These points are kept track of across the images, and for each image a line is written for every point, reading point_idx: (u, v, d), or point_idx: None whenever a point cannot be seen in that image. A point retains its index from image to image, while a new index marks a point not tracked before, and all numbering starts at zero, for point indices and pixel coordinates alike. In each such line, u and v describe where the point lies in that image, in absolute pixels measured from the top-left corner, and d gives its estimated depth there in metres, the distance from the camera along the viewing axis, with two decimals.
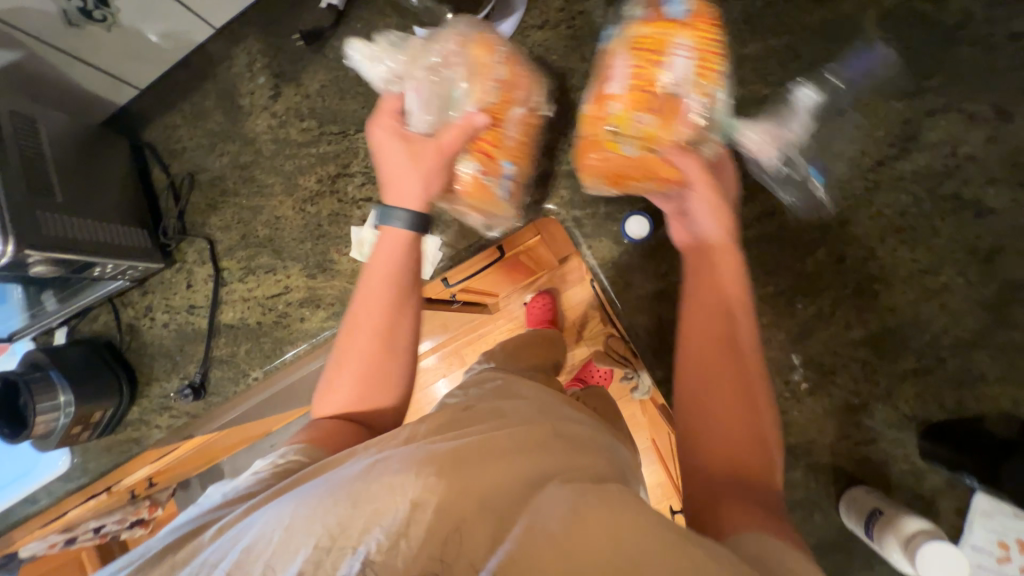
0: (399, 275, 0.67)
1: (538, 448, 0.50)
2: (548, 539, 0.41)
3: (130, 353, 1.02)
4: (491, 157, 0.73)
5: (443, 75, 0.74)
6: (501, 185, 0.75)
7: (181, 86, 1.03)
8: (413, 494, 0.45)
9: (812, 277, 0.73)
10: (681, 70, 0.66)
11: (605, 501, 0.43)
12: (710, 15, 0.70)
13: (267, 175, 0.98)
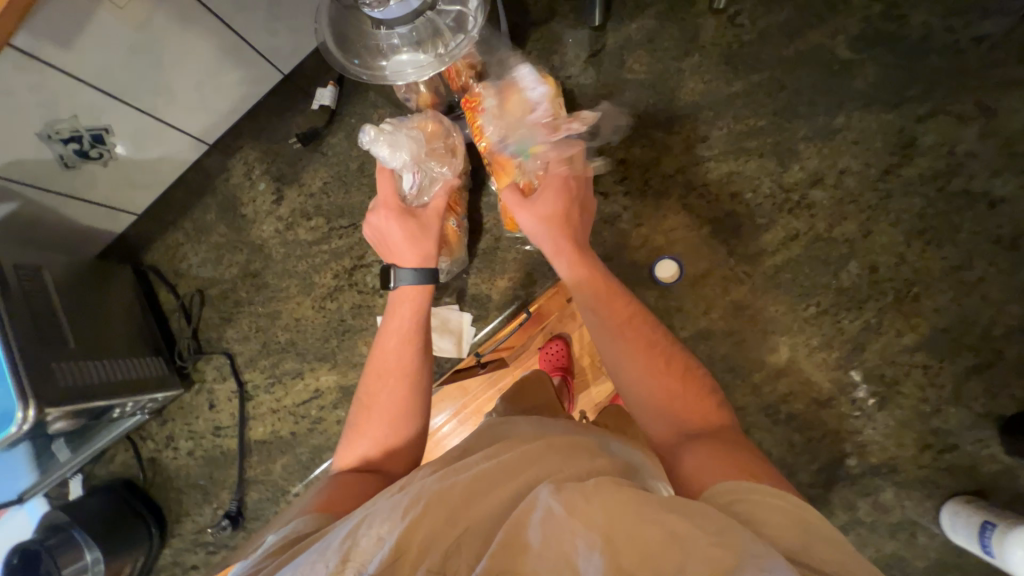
0: (415, 331, 0.67)
1: (533, 455, 0.46)
2: (564, 555, 0.36)
3: (156, 490, 0.95)
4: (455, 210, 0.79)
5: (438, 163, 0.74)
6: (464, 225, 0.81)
7: (180, 205, 1.03)
8: (387, 533, 0.39)
9: (850, 292, 0.73)
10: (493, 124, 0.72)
11: (585, 489, 0.40)
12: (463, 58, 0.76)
13: (280, 278, 0.96)
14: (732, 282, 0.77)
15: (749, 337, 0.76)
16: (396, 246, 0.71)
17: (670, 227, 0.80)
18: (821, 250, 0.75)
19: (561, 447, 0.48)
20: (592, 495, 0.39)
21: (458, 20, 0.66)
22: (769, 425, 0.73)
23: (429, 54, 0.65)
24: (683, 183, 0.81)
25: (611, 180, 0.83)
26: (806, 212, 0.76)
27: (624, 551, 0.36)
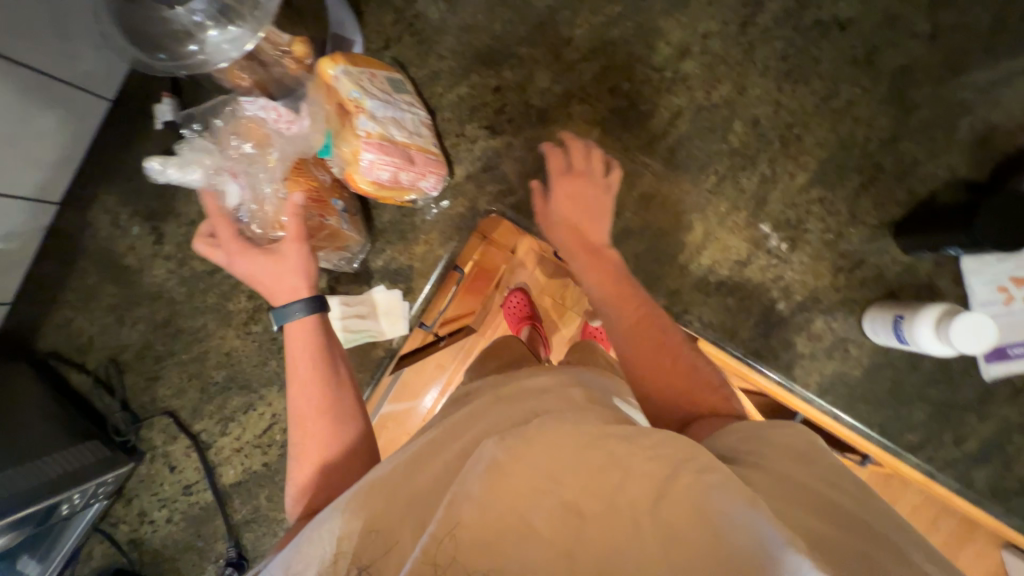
0: (326, 356, 0.56)
1: (511, 416, 0.42)
2: (554, 514, 0.33)
3: (149, 567, 0.91)
4: (323, 204, 0.68)
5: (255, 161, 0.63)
6: (343, 219, 0.71)
7: (53, 278, 0.92)
8: (335, 528, 0.35)
9: (741, 150, 0.76)
10: (333, 95, 0.66)
11: (525, 430, 0.37)
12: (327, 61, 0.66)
13: (193, 319, 0.89)
14: (635, 176, 0.78)
15: (665, 223, 0.77)
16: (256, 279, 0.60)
17: (563, 141, 0.79)
18: (706, 118, 0.76)
19: (507, 397, 0.45)
20: (534, 437, 0.36)
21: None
22: (704, 298, 0.76)
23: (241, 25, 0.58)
24: (562, 93, 0.79)
25: (493, 111, 0.80)
26: (683, 86, 0.77)
27: (614, 496, 0.34)
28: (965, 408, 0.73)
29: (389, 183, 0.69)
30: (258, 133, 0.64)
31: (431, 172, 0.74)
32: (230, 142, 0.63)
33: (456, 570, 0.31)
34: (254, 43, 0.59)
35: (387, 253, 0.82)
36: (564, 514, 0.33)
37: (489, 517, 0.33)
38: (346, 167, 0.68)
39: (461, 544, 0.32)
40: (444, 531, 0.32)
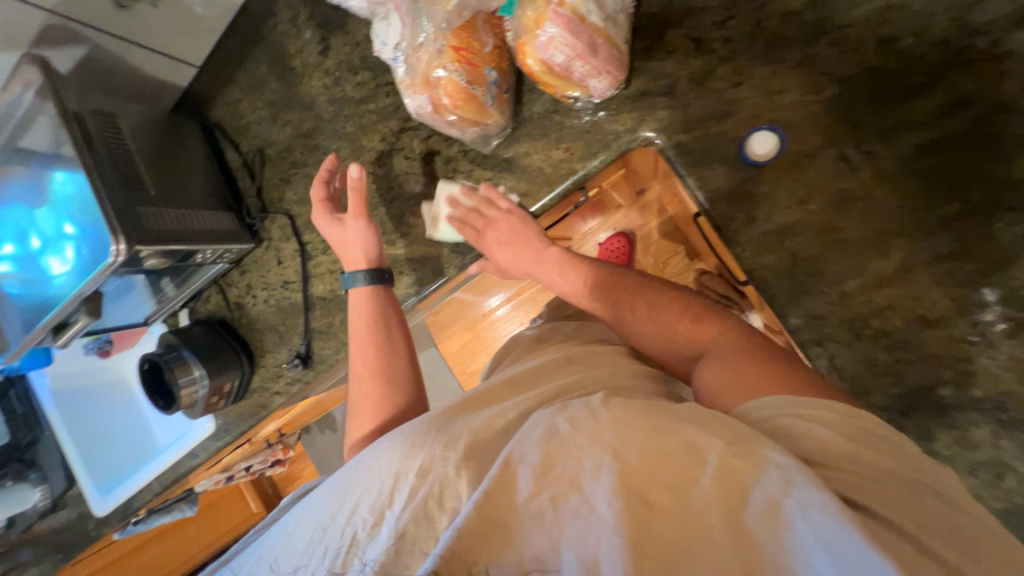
0: (376, 316, 0.73)
1: (547, 389, 0.50)
2: (623, 494, 0.36)
3: (241, 329, 1.09)
4: (475, 69, 0.62)
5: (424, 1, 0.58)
6: (490, 93, 0.64)
7: (234, 55, 0.99)
8: (395, 460, 0.44)
9: (1020, 186, 0.55)
10: None
11: (591, 409, 0.42)
12: None
13: (331, 139, 0.93)
14: (850, 165, 0.61)
15: (853, 236, 0.61)
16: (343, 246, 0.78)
17: (781, 87, 0.62)
18: (999, 124, 0.55)
19: (567, 369, 0.55)
20: (604, 417, 0.41)
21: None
22: (849, 340, 0.63)
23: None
24: (814, 23, 0.59)
25: (712, 21, 0.63)
26: (991, 69, 0.54)
27: (666, 486, 0.37)
28: None
29: (558, 69, 0.60)
30: None
31: (607, 73, 0.62)
32: None
33: (520, 517, 0.38)
34: None
35: (524, 146, 0.75)
36: (638, 508, 0.36)
37: (559, 480, 0.38)
38: (521, 34, 0.60)
39: (520, 497, 0.38)
40: (501, 485, 0.38)
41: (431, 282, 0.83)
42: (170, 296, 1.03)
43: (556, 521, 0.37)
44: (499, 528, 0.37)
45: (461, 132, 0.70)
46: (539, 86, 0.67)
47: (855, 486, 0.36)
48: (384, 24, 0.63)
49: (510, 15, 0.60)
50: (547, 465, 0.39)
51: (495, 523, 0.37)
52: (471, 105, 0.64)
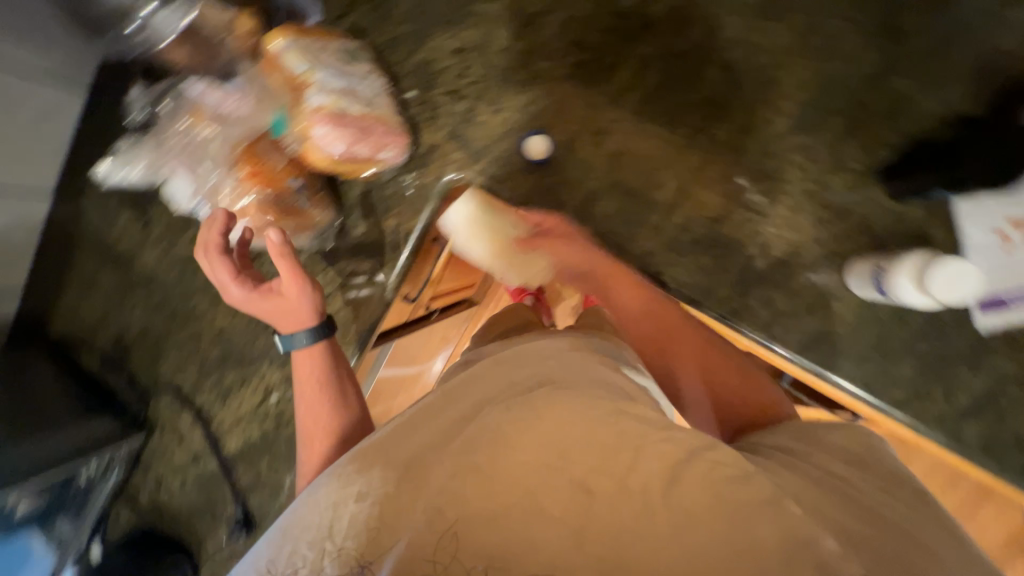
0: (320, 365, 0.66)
1: (508, 377, 0.49)
2: (562, 484, 0.40)
3: (166, 530, 0.98)
4: (278, 184, 0.68)
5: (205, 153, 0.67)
6: (301, 198, 0.71)
7: (56, 267, 0.97)
8: (333, 493, 0.42)
9: (714, 99, 0.71)
10: (283, 71, 0.65)
11: (535, 407, 0.44)
12: (274, 36, 0.66)
13: (186, 300, 0.93)
14: (603, 133, 0.75)
15: (635, 181, 0.74)
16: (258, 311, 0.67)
17: (528, 100, 0.77)
18: (677, 64, 0.72)
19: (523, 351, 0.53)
20: (545, 412, 0.43)
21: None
22: (677, 259, 0.74)
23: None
24: (523, 50, 0.76)
25: (456, 75, 0.78)
26: (650, 33, 0.72)
27: (606, 470, 0.40)
28: (959, 363, 0.69)
29: (345, 157, 0.68)
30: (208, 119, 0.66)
31: (391, 143, 0.72)
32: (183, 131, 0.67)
33: (466, 534, 0.38)
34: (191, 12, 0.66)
35: (362, 228, 0.82)
36: (576, 493, 0.39)
37: (507, 488, 0.39)
38: (302, 143, 0.67)
39: (470, 511, 0.38)
40: (455, 503, 0.39)
41: None
42: (69, 537, 0.89)
43: (502, 528, 0.38)
44: (453, 532, 0.38)
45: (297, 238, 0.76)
46: (345, 175, 0.75)
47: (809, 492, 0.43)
48: (174, 183, 0.68)
49: (285, 132, 0.67)
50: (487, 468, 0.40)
51: (451, 538, 0.37)
52: (288, 215, 0.71)
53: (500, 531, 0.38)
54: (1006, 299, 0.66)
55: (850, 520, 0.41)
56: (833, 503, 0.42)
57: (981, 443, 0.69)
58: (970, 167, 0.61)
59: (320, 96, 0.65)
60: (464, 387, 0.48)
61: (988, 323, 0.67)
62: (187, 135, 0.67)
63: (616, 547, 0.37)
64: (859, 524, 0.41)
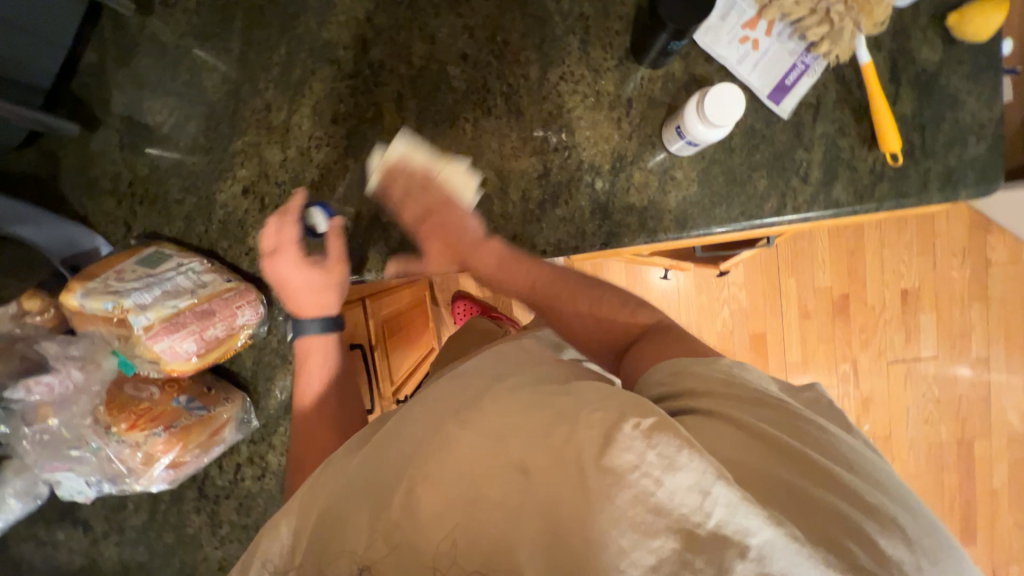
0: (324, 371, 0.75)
1: (472, 394, 0.54)
2: (500, 472, 0.43)
3: None
4: (163, 413, 0.67)
5: (75, 439, 0.65)
6: (194, 409, 0.69)
7: None
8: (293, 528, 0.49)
9: (472, 86, 0.76)
10: (98, 320, 0.64)
11: (478, 415, 0.49)
12: (66, 296, 0.64)
13: (170, 565, 0.87)
14: (410, 172, 0.77)
15: (463, 191, 0.77)
16: (291, 285, 0.74)
17: (332, 188, 0.78)
18: (425, 82, 0.76)
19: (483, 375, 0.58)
20: (484, 416, 0.48)
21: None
22: (539, 225, 0.77)
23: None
24: (297, 153, 0.78)
25: (259, 209, 0.79)
26: (386, 72, 0.76)
27: (541, 457, 0.42)
28: (794, 149, 0.75)
29: (206, 349, 0.68)
30: (58, 408, 0.64)
31: (240, 304, 0.71)
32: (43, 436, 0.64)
33: (413, 547, 0.41)
34: None
35: (277, 387, 0.80)
36: (512, 476, 0.42)
37: (450, 486, 0.43)
38: (160, 364, 0.66)
39: (422, 517, 0.42)
40: (409, 517, 0.43)
41: None
42: None
43: (443, 537, 0.41)
44: (400, 542, 0.42)
45: (221, 441, 0.73)
46: (224, 358, 0.74)
47: (767, 447, 0.44)
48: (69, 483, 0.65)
49: (136, 366, 0.65)
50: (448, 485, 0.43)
51: (400, 549, 0.41)
52: (192, 432, 0.68)
53: (450, 529, 0.41)
54: (785, 82, 0.73)
55: (746, 454, 0.44)
56: (759, 449, 0.44)
57: (854, 194, 0.75)
58: (667, 12, 0.63)
59: (144, 316, 0.64)
60: (436, 419, 0.52)
61: (789, 106, 0.74)
62: (49, 435, 0.64)
63: (553, 527, 0.39)
64: (762, 461, 0.43)
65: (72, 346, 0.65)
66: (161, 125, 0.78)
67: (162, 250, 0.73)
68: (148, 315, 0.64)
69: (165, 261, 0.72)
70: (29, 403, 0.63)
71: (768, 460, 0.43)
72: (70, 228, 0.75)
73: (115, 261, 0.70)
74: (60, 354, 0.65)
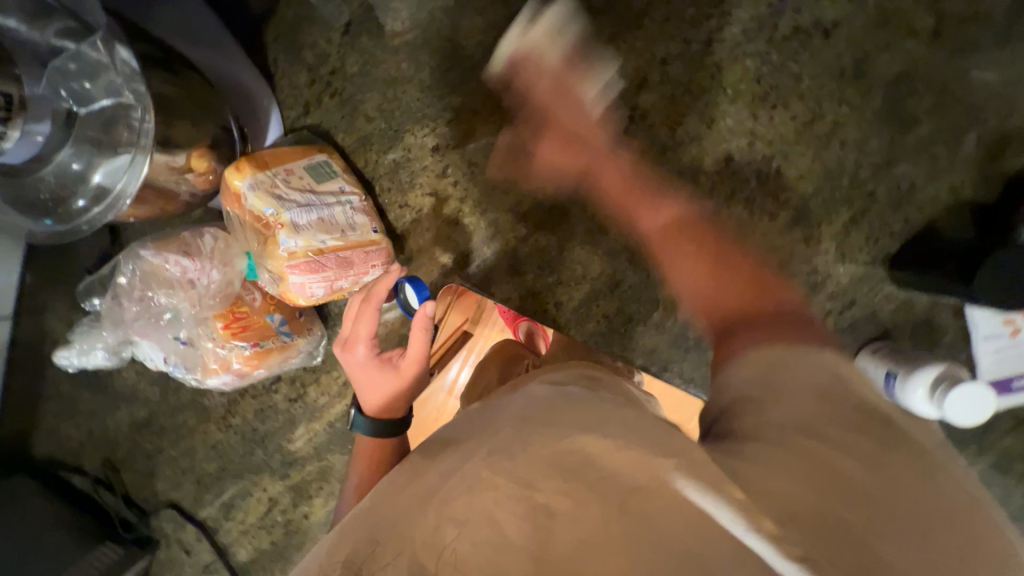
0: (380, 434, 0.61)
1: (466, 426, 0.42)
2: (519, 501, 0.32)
3: None
4: (256, 325, 0.62)
5: (165, 313, 0.60)
6: (283, 334, 0.64)
7: (29, 390, 0.92)
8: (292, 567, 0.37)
9: (714, 192, 0.67)
10: (249, 215, 0.59)
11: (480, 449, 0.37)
12: (233, 173, 0.59)
13: (174, 415, 0.89)
14: (599, 231, 0.71)
15: (635, 280, 0.71)
16: (358, 383, 0.64)
17: (517, 196, 0.71)
18: (672, 158, 0.68)
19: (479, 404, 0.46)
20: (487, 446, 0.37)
21: (93, 79, 0.49)
22: (683, 356, 0.71)
23: (125, 148, 0.50)
24: (507, 146, 0.70)
25: (436, 174, 0.72)
26: (642, 124, 0.67)
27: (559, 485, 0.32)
28: (968, 445, 0.68)
29: (327, 295, 0.64)
30: (165, 277, 0.59)
31: (375, 266, 0.66)
32: (135, 295, 0.59)
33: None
34: (148, 164, 0.50)
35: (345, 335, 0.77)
36: (539, 512, 0.31)
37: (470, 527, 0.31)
38: (279, 285, 0.61)
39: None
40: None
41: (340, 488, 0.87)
42: None
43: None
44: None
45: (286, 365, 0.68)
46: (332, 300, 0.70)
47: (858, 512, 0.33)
48: (135, 350, 0.61)
49: (258, 276, 0.61)
50: (471, 514, 0.31)
51: None
52: (272, 356, 0.64)
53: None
54: (1010, 382, 0.65)
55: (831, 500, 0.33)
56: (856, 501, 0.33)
57: None
58: None
59: (294, 237, 0.59)
60: (452, 440, 0.40)
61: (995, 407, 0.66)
62: (141, 297, 0.59)
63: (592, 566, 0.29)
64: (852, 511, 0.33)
65: (211, 237, 0.61)
66: (395, 33, 0.70)
67: (331, 166, 0.67)
68: (297, 238, 0.59)
69: (329, 180, 0.66)
70: (145, 268, 0.59)
71: (830, 491, 0.33)
72: (239, 71, 0.69)
73: (287, 156, 0.64)
74: (201, 235, 0.61)
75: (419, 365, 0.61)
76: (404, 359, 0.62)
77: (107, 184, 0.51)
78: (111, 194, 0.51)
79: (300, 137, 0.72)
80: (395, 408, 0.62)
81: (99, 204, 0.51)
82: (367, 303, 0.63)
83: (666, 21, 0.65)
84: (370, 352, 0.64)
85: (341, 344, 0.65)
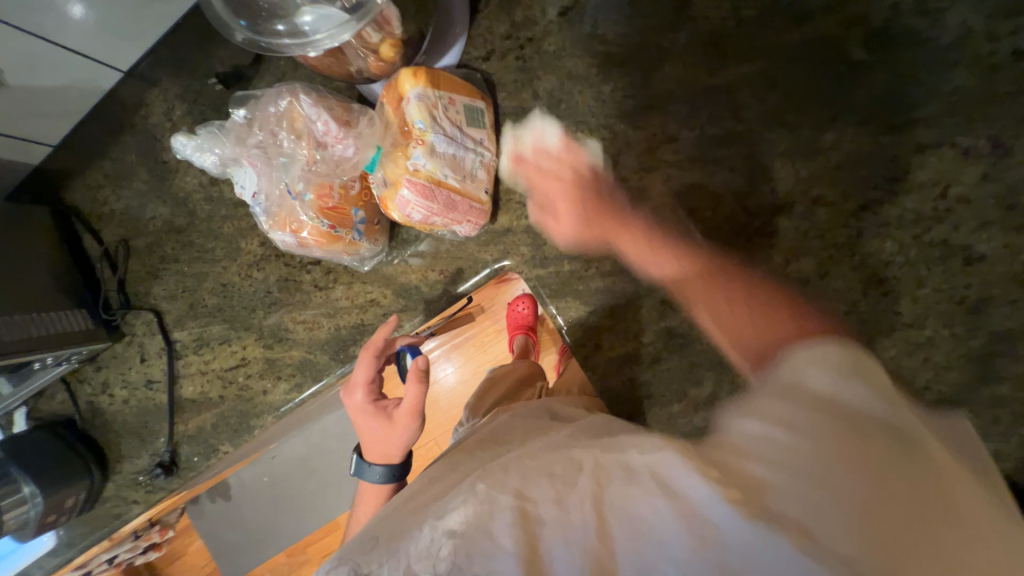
0: (383, 472, 0.70)
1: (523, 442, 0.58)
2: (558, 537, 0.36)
3: (91, 432, 0.97)
4: (341, 210, 0.63)
5: (280, 155, 0.62)
6: (355, 230, 0.64)
7: (99, 142, 0.94)
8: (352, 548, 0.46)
9: None
10: (399, 118, 0.61)
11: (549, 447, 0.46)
12: (408, 72, 0.61)
13: (207, 236, 0.91)
14: (669, 307, 0.72)
15: (675, 368, 0.73)
16: (358, 426, 0.71)
17: None
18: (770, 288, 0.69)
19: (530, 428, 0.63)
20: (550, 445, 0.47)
21: None
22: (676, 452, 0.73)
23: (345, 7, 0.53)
24: (637, 189, 0.72)
25: None
26: (764, 244, 0.69)
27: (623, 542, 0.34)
28: None
29: (418, 222, 0.65)
30: (304, 127, 0.62)
31: (468, 221, 0.68)
32: (267, 125, 0.62)
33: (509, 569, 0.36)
34: (356, 31, 0.53)
35: (415, 245, 0.80)
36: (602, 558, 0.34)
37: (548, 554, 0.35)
38: (384, 190, 0.63)
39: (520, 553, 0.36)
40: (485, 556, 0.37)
41: (309, 386, 0.88)
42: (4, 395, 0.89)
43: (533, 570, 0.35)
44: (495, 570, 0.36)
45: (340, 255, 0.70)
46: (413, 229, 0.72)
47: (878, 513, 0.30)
48: (239, 171, 0.63)
49: (373, 171, 0.63)
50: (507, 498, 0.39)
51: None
52: (337, 244, 0.64)
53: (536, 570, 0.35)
54: None
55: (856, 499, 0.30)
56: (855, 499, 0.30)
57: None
58: None
59: (424, 158, 0.60)
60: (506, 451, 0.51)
61: None
62: (271, 130, 0.62)
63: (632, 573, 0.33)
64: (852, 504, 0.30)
65: (364, 119, 0.63)
66: (604, 40, 0.72)
67: (482, 118, 0.69)
68: (425, 160, 0.60)
69: (473, 129, 0.67)
70: (292, 110, 0.61)
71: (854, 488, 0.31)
72: None
73: (456, 86, 0.65)
74: (352, 112, 0.63)
75: (411, 419, 0.67)
76: (401, 411, 0.68)
77: (311, 27, 0.53)
78: (307, 37, 0.53)
79: (471, 76, 0.74)
80: (397, 452, 0.69)
81: (295, 37, 0.53)
82: (365, 352, 0.72)
83: (836, 169, 0.67)
84: (367, 397, 0.71)
85: (345, 387, 0.73)
